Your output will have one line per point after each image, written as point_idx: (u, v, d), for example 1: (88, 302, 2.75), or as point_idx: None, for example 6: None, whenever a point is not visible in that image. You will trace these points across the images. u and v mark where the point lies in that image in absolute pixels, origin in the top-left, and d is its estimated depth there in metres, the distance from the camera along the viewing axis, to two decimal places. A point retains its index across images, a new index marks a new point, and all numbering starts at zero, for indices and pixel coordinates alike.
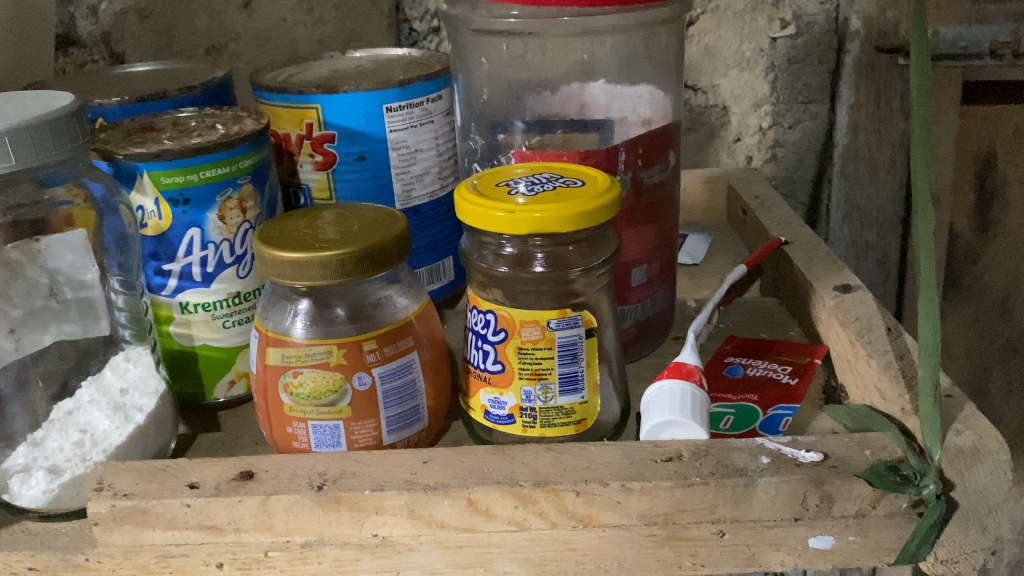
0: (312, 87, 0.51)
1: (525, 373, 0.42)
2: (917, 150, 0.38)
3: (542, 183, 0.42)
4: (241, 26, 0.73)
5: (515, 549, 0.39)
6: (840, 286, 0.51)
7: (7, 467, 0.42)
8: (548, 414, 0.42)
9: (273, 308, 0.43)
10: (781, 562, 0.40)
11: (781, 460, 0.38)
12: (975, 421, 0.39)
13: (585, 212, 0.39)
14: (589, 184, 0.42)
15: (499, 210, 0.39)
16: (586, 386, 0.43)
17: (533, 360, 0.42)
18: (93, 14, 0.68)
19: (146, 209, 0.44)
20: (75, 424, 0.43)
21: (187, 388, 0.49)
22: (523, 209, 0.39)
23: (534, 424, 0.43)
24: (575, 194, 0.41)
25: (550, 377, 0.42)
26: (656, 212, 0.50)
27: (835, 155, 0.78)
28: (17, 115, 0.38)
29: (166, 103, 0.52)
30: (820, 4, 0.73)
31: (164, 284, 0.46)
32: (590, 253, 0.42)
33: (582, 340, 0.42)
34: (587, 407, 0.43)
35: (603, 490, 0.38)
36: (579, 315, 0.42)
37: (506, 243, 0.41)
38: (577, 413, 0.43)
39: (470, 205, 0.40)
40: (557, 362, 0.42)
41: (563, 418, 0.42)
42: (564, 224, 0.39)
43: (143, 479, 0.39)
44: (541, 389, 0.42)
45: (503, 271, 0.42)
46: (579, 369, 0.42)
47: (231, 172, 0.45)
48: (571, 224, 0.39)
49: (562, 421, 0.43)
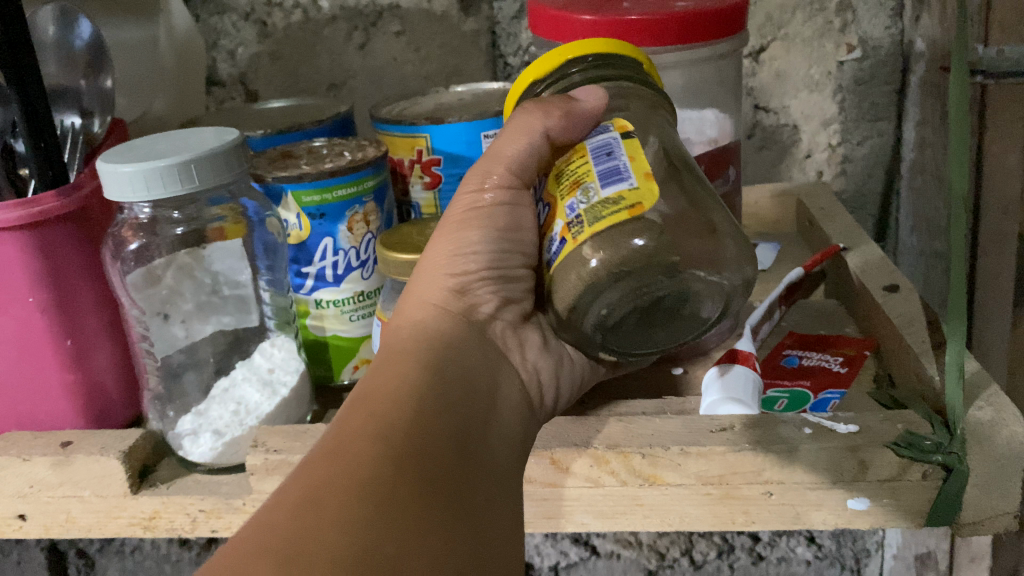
0: (422, 119, 0.60)
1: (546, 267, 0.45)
2: (955, 155, 0.45)
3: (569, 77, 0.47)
4: (358, 65, 0.82)
5: (590, 502, 0.47)
6: (888, 286, 0.58)
7: (180, 430, 0.52)
8: (594, 210, 0.41)
9: (393, 300, 0.52)
10: (824, 521, 0.46)
11: (821, 430, 0.45)
12: (995, 399, 0.46)
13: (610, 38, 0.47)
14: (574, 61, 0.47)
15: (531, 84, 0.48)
16: (633, 174, 0.41)
17: (601, 204, 0.41)
18: (232, 57, 0.80)
19: (290, 222, 0.54)
20: (232, 397, 0.53)
21: (321, 371, 0.58)
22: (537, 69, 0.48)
23: (582, 229, 0.41)
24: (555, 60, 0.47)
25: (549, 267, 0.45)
26: None
27: (902, 169, 0.82)
28: (201, 147, 0.48)
29: (300, 135, 0.63)
30: (886, 29, 0.79)
31: (303, 284, 0.55)
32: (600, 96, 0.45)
33: (618, 141, 0.43)
34: (641, 193, 0.41)
35: (665, 452, 0.45)
36: (612, 124, 0.44)
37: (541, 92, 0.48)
38: (628, 200, 0.41)
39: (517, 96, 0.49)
40: (592, 160, 0.43)
41: (614, 207, 0.41)
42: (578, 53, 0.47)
43: (289, 438, 0.48)
44: (556, 229, 0.43)
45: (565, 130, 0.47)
46: (621, 161, 0.42)
47: (358, 192, 0.54)
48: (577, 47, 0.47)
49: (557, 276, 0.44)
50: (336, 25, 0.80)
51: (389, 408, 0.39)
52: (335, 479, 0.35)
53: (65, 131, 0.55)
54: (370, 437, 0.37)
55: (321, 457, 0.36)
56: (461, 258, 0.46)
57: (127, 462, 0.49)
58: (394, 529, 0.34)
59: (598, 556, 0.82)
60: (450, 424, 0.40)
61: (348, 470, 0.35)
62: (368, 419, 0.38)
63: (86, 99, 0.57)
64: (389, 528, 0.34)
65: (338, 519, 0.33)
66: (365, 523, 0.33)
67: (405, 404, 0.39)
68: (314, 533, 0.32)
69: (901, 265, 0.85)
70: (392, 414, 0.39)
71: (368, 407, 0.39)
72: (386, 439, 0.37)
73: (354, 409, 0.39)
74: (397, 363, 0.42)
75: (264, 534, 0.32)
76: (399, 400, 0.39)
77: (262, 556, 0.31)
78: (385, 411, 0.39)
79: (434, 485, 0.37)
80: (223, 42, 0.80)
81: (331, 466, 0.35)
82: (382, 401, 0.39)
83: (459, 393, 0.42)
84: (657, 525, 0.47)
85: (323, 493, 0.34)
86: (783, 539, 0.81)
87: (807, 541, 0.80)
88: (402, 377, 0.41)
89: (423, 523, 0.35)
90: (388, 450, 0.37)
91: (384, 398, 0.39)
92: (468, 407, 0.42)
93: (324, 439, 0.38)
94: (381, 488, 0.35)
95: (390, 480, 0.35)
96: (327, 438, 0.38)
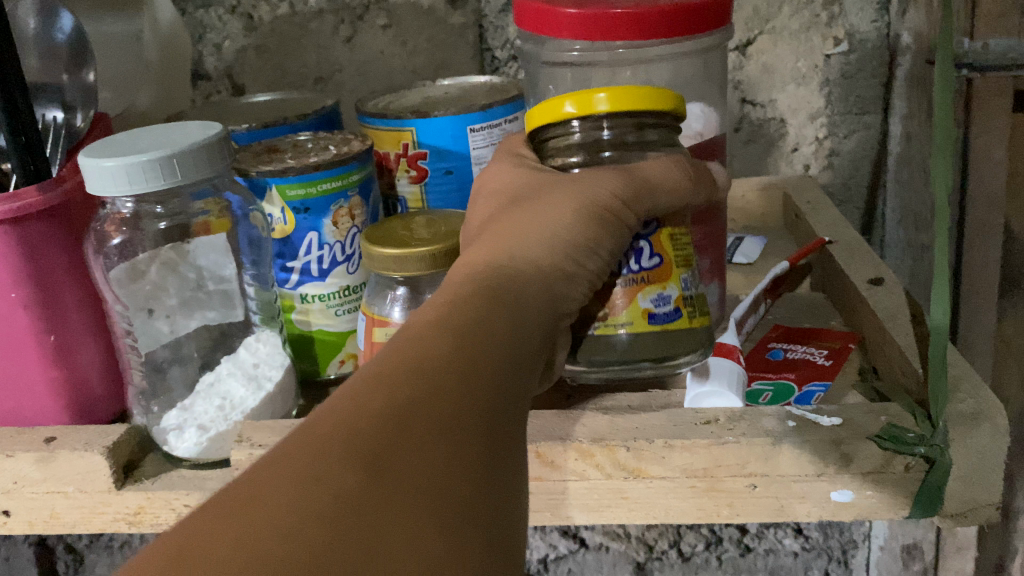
0: (407, 113, 0.60)
1: (619, 310, 0.45)
2: (937, 154, 0.45)
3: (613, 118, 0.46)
4: (346, 58, 0.82)
5: (575, 496, 0.47)
6: (873, 279, 0.58)
7: (165, 425, 0.52)
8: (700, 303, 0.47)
9: (377, 296, 0.52)
10: (808, 514, 0.46)
11: (804, 423, 0.45)
12: (977, 392, 0.46)
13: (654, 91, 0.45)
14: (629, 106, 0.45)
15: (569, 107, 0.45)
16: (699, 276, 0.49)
17: (700, 298, 0.47)
18: (218, 50, 0.80)
19: (274, 217, 0.54)
20: (217, 392, 0.53)
21: (306, 367, 0.58)
22: (589, 94, 0.45)
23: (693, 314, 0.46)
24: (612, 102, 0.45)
25: (637, 318, 0.45)
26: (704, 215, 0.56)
27: (889, 163, 0.82)
28: (184, 141, 0.48)
29: (286, 128, 0.62)
30: (872, 22, 0.79)
31: (288, 279, 0.55)
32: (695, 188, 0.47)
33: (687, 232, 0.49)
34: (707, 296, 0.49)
35: (649, 446, 0.45)
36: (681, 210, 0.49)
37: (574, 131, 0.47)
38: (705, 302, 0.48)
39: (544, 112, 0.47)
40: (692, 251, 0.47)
41: (705, 306, 0.47)
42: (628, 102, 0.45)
43: (274, 433, 0.48)
44: (669, 294, 0.45)
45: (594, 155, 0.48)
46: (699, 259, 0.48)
47: (343, 186, 0.54)
48: (638, 106, 0.45)
49: (649, 334, 0.45)
50: (323, 18, 0.80)
51: (465, 337, 0.36)
52: (405, 398, 0.32)
53: (49, 125, 0.55)
54: (453, 370, 0.34)
55: (404, 371, 0.34)
56: (585, 254, 0.43)
57: (111, 458, 0.49)
58: (456, 453, 0.32)
59: (587, 549, 0.82)
60: (516, 360, 0.38)
61: (426, 392, 0.33)
62: (453, 350, 0.36)
63: (68, 93, 0.56)
64: (451, 454, 0.31)
65: (403, 438, 0.31)
66: (428, 444, 0.31)
67: (479, 332, 0.37)
68: (395, 453, 0.30)
69: (888, 258, 0.85)
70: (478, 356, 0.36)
71: (446, 333, 0.37)
72: (458, 368, 0.35)
73: (429, 328, 0.37)
74: (465, 289, 0.40)
75: (343, 440, 0.30)
76: (480, 333, 0.37)
77: (344, 464, 0.29)
78: (460, 339, 0.36)
79: (495, 418, 0.35)
80: (209, 36, 0.80)
81: (404, 382, 0.33)
82: (471, 336, 0.37)
83: (529, 329, 0.40)
84: (642, 518, 0.47)
85: (393, 408, 0.32)
86: (770, 531, 0.81)
87: (795, 533, 0.80)
88: (473, 307, 0.38)
89: (485, 472, 0.33)
90: (462, 378, 0.34)
91: (458, 325, 0.37)
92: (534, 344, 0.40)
93: (408, 356, 0.35)
94: (448, 415, 0.32)
95: (469, 422, 0.33)
96: (407, 355, 0.35)
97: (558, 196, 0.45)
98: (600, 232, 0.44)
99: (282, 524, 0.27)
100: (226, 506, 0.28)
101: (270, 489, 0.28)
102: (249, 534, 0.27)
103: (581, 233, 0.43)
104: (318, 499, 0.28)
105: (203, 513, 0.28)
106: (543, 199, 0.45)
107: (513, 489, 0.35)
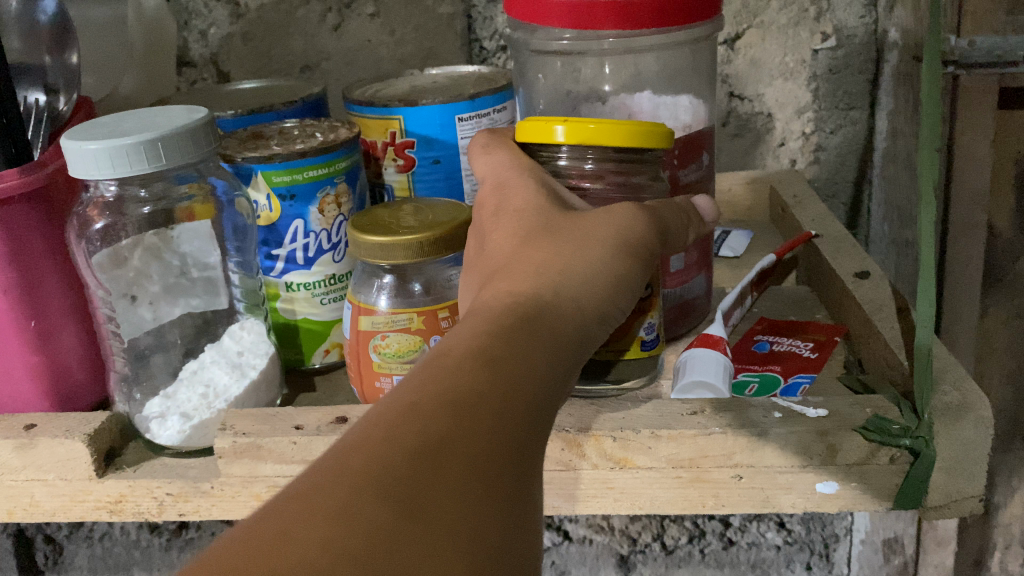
0: (395, 101, 0.60)
1: (619, 339, 0.50)
2: (925, 146, 0.45)
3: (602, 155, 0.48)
4: (332, 47, 0.81)
5: (561, 486, 0.47)
6: (859, 272, 0.58)
7: (147, 412, 0.51)
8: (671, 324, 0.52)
9: (363, 284, 0.52)
10: (793, 505, 0.46)
11: (791, 414, 0.45)
12: (961, 385, 0.46)
13: (645, 132, 0.46)
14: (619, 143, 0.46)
15: (558, 124, 0.47)
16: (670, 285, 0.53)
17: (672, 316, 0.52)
18: (204, 37, 0.79)
19: (260, 203, 0.53)
20: (201, 380, 0.52)
21: (291, 355, 0.57)
22: (582, 118, 0.46)
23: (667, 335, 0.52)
24: (602, 134, 0.46)
25: (633, 345, 0.50)
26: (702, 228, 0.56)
27: (875, 158, 0.83)
28: (169, 125, 0.47)
29: (271, 116, 0.62)
30: (860, 18, 0.79)
31: (273, 266, 0.55)
32: (687, 231, 0.48)
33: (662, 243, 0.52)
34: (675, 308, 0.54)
35: (635, 436, 0.45)
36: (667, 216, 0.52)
37: (559, 156, 0.49)
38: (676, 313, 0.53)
39: (532, 127, 0.48)
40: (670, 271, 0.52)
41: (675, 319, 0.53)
42: (618, 139, 0.46)
43: (258, 422, 0.48)
44: (655, 321, 0.50)
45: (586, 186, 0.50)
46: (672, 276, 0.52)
47: (330, 173, 0.53)
48: (623, 142, 0.46)
49: (639, 358, 0.51)
50: (310, 6, 0.79)
51: (498, 370, 0.36)
52: (439, 432, 0.31)
53: (30, 107, 0.54)
54: (488, 406, 0.34)
55: (442, 403, 0.33)
56: (611, 282, 0.43)
57: (92, 445, 0.48)
58: (484, 498, 0.31)
59: (570, 542, 0.82)
60: (546, 394, 0.37)
61: (463, 429, 0.32)
62: (489, 384, 0.35)
63: (50, 75, 0.55)
64: (480, 498, 0.31)
65: (436, 477, 0.30)
66: (458, 485, 0.30)
67: (513, 366, 0.36)
68: (435, 493, 0.29)
69: (873, 253, 0.86)
70: (513, 392, 0.35)
71: (481, 362, 0.36)
72: (492, 405, 0.34)
73: (462, 356, 0.36)
74: (496, 315, 0.39)
75: (380, 472, 0.29)
76: (513, 367, 0.36)
77: (382, 500, 0.28)
78: (495, 372, 0.36)
79: (524, 462, 0.34)
80: (195, 22, 0.79)
81: (439, 416, 0.32)
82: (504, 369, 0.36)
83: (558, 358, 0.39)
84: (628, 508, 0.47)
85: (428, 442, 0.31)
86: (753, 524, 0.81)
87: (777, 526, 0.81)
88: (509, 331, 0.38)
89: (515, 514, 0.32)
90: (496, 415, 0.34)
91: (492, 356, 0.36)
92: (563, 377, 0.39)
93: (444, 385, 0.34)
94: (480, 457, 0.32)
95: (503, 462, 0.32)
96: (443, 384, 0.34)
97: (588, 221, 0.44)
98: (631, 271, 0.44)
99: (311, 557, 0.26)
100: (257, 541, 0.27)
101: (304, 523, 0.27)
102: (285, 564, 0.26)
103: (616, 271, 0.43)
104: (347, 535, 0.27)
105: (233, 538, 0.27)
106: (578, 224, 0.44)
107: (534, 535, 0.34)
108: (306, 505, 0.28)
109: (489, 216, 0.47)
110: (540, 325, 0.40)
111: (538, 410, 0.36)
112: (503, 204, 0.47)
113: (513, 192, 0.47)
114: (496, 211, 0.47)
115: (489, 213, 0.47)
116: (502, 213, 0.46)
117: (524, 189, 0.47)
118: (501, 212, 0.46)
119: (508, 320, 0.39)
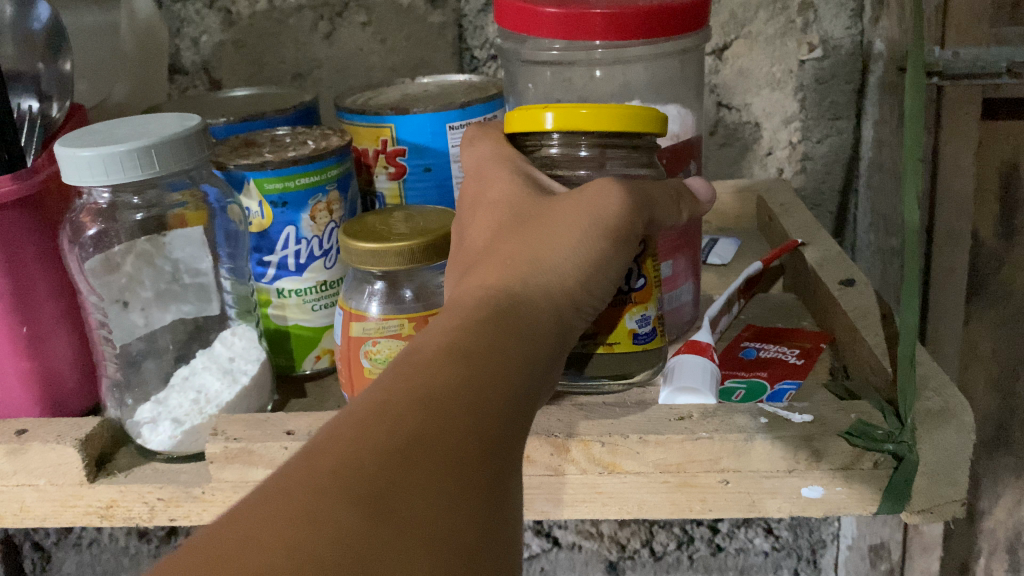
0: (386, 109, 0.60)
1: (608, 333, 0.48)
2: (908, 156, 0.45)
3: (591, 139, 0.48)
4: (324, 55, 0.81)
5: (550, 491, 0.47)
6: (845, 280, 0.59)
7: (138, 418, 0.51)
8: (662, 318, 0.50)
9: (355, 290, 0.52)
10: (779, 509, 0.47)
11: (777, 419, 0.46)
12: (944, 392, 0.47)
13: (632, 113, 0.46)
14: (608, 126, 0.46)
15: (548, 111, 0.47)
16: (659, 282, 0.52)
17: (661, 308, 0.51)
18: (196, 45, 0.79)
19: (252, 211, 0.54)
20: (192, 386, 0.52)
21: (282, 361, 0.58)
22: (571, 104, 0.46)
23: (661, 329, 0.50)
24: (592, 118, 0.46)
25: (623, 338, 0.48)
26: (690, 231, 0.56)
27: (860, 168, 0.84)
28: (161, 132, 0.47)
29: (263, 123, 0.62)
30: (846, 29, 0.80)
31: (265, 273, 0.55)
32: (677, 209, 0.48)
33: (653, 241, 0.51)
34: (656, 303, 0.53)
35: (624, 441, 0.45)
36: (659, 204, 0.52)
37: (550, 143, 0.49)
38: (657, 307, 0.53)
39: (521, 117, 0.48)
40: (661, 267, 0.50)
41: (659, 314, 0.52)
42: (608, 120, 0.46)
43: (249, 427, 0.48)
44: (649, 314, 0.49)
45: (583, 173, 0.50)
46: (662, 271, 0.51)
47: (321, 180, 0.54)
48: (614, 126, 0.46)
49: (633, 353, 0.49)
50: (302, 14, 0.79)
51: (472, 365, 0.36)
52: (411, 430, 0.32)
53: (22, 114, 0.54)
54: (460, 404, 0.34)
55: (414, 401, 0.33)
56: (589, 276, 0.43)
57: (83, 451, 0.48)
58: (458, 492, 0.31)
59: (559, 548, 0.82)
60: (521, 391, 0.38)
61: (435, 427, 0.32)
62: (462, 381, 0.35)
63: (43, 83, 0.56)
64: (454, 493, 0.31)
65: (407, 476, 0.30)
66: (431, 480, 0.31)
67: (486, 362, 0.37)
68: (403, 492, 0.30)
69: (859, 261, 0.87)
70: (484, 389, 0.36)
71: (454, 360, 0.36)
72: (465, 400, 0.34)
73: (435, 354, 0.36)
74: (471, 311, 0.40)
75: (351, 473, 0.30)
76: (485, 365, 0.37)
77: (350, 500, 0.29)
78: (467, 368, 0.36)
79: (499, 459, 0.34)
80: (186, 30, 0.79)
81: (410, 412, 0.33)
82: (477, 366, 0.36)
83: (532, 357, 0.40)
84: (616, 512, 0.47)
85: (399, 440, 0.31)
86: (741, 530, 0.81)
87: (765, 532, 0.81)
88: (483, 330, 0.39)
89: (488, 511, 0.32)
90: (468, 411, 0.34)
91: (465, 351, 0.37)
92: (540, 374, 0.40)
93: (416, 382, 0.34)
94: (453, 452, 0.32)
95: (475, 459, 0.33)
96: (415, 382, 0.34)
97: (565, 214, 0.44)
98: (605, 253, 0.44)
99: (276, 558, 0.26)
100: (225, 544, 0.27)
101: (271, 524, 0.28)
102: (250, 566, 0.26)
103: (590, 259, 0.43)
104: (316, 537, 0.27)
105: (201, 543, 0.28)
106: (552, 215, 0.44)
107: (512, 529, 0.34)
108: (274, 507, 0.28)
109: (468, 206, 0.48)
110: (515, 324, 0.40)
111: (511, 406, 0.36)
112: (479, 193, 0.48)
113: (489, 187, 0.47)
114: (475, 201, 0.48)
115: (469, 203, 0.48)
116: (482, 203, 0.47)
117: (501, 180, 0.47)
118: (482, 202, 0.47)
119: (482, 319, 0.39)
